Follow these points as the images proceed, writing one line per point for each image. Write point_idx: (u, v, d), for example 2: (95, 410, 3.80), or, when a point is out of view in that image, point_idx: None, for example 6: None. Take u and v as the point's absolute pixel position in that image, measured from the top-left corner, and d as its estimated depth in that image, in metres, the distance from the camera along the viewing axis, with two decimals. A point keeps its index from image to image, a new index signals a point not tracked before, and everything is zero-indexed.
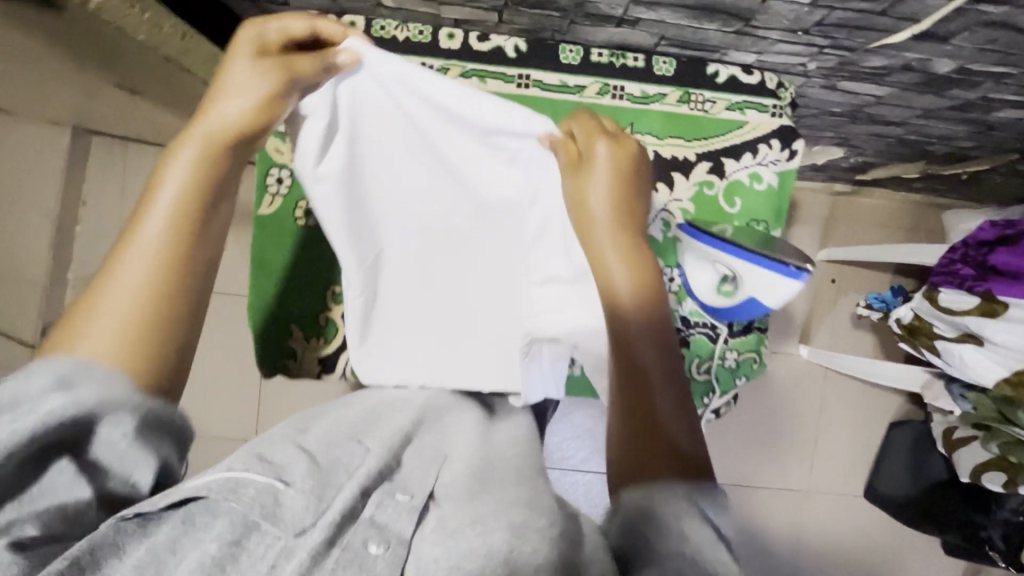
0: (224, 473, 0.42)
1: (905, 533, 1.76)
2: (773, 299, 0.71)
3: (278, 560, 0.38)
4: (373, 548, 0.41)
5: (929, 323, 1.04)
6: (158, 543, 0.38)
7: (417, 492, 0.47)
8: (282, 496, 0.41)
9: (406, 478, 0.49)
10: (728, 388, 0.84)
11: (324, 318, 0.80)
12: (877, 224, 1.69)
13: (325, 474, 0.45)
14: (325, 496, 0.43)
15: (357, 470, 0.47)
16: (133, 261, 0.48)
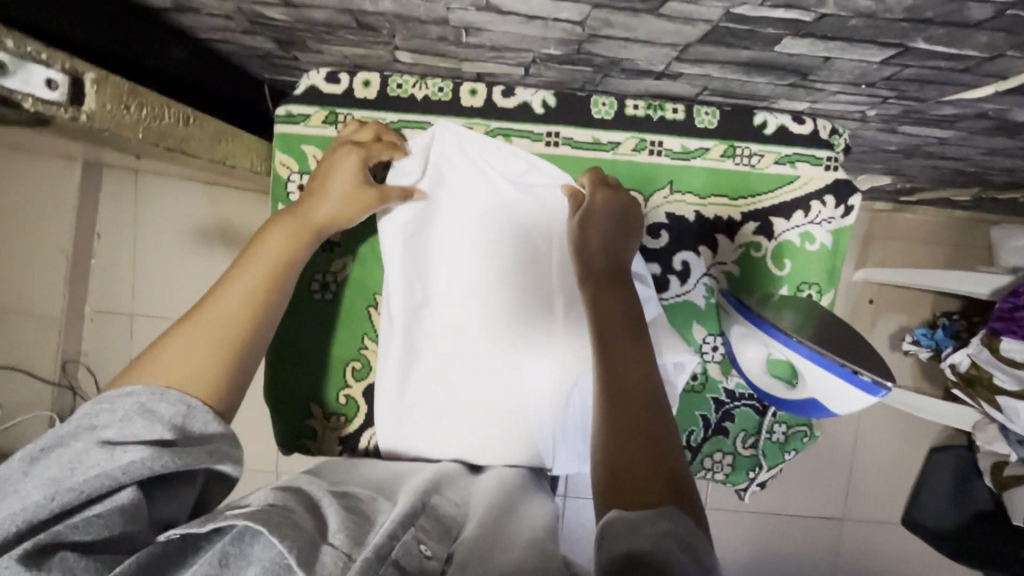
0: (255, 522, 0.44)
1: (945, 561, 1.69)
2: (840, 407, 0.64)
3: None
4: None
5: (988, 373, 0.97)
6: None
7: (443, 550, 0.48)
8: (314, 548, 0.43)
9: (434, 531, 0.50)
10: (777, 462, 0.78)
11: (344, 396, 0.76)
12: (919, 242, 1.59)
13: (353, 528, 0.46)
14: (351, 550, 0.44)
15: (383, 522, 0.48)
16: (229, 299, 0.56)
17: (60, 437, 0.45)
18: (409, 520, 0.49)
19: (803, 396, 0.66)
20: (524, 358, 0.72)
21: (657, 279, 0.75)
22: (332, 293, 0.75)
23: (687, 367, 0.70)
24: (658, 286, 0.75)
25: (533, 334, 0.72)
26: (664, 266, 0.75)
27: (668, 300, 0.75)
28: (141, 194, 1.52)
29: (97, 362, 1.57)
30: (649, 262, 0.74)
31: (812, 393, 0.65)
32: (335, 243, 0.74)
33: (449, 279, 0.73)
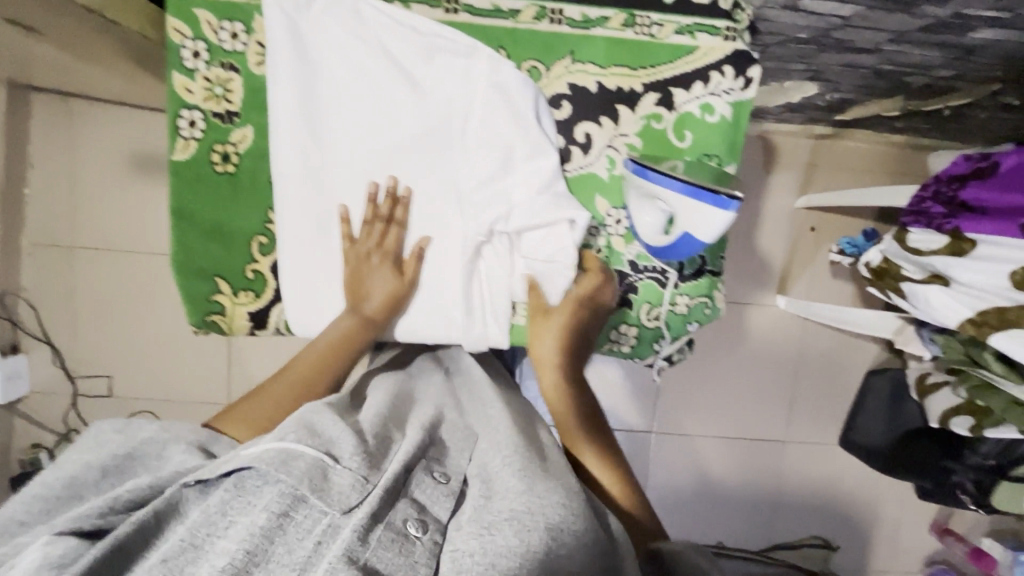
0: (280, 454, 0.51)
1: (879, 479, 1.77)
2: (708, 234, 0.66)
3: (326, 533, 0.48)
4: (412, 529, 0.51)
5: (897, 266, 1.00)
6: (211, 505, 0.49)
7: (452, 476, 0.60)
8: (332, 472, 0.52)
9: (438, 463, 0.61)
10: (679, 334, 0.82)
11: (252, 272, 0.77)
12: (858, 169, 1.63)
13: (375, 459, 0.56)
14: (373, 475, 0.54)
15: (397, 453, 0.58)
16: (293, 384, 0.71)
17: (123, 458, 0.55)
18: (416, 458, 0.59)
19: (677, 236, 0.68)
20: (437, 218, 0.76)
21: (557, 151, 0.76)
22: (234, 166, 0.74)
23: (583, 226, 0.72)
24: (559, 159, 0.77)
25: (443, 197, 0.76)
26: (568, 138, 0.76)
27: (573, 172, 0.77)
28: (74, 122, 1.48)
29: (38, 295, 1.54)
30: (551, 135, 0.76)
31: (683, 227, 0.67)
32: (235, 115, 0.73)
33: (356, 152, 0.75)
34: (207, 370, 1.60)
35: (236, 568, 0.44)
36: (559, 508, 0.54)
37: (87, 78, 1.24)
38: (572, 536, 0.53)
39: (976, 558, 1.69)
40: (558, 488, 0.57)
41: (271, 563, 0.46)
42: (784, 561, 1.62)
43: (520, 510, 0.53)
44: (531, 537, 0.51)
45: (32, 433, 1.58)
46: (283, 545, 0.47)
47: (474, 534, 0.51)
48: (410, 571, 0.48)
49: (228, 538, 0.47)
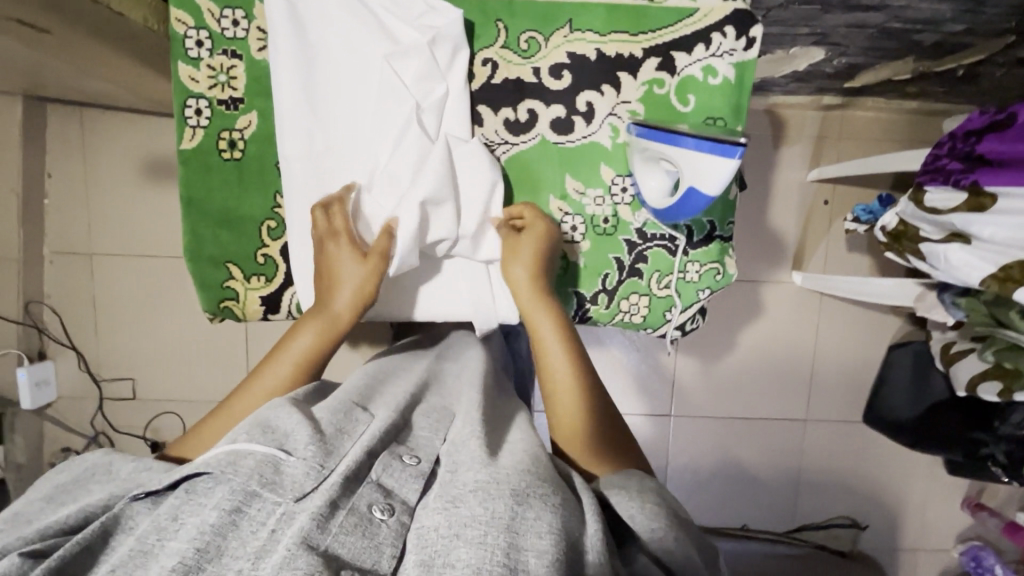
0: (226, 451, 0.48)
1: (906, 455, 1.73)
2: (713, 186, 0.62)
3: (281, 522, 0.45)
4: (377, 512, 0.49)
5: (914, 227, 0.98)
6: (161, 514, 0.46)
7: (423, 457, 0.57)
8: (284, 465, 0.49)
9: (412, 446, 0.59)
10: (691, 303, 0.81)
11: (262, 256, 0.78)
12: (871, 139, 1.59)
13: (330, 447, 0.53)
14: (330, 462, 0.51)
15: (361, 438, 0.56)
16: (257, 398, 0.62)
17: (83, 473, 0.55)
18: (381, 444, 0.57)
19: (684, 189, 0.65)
20: None
21: (559, 121, 0.76)
22: (241, 152, 0.75)
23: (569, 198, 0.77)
24: (562, 129, 0.77)
25: None
26: (570, 106, 0.76)
27: (579, 141, 0.77)
28: (90, 131, 1.51)
29: (61, 302, 1.58)
30: (552, 105, 0.76)
31: (688, 182, 0.64)
32: (239, 101, 0.74)
33: (357, 129, 0.75)
34: (226, 369, 1.62)
35: (186, 568, 0.41)
36: (515, 479, 0.50)
37: (99, 85, 1.27)
38: (542, 500, 0.49)
39: (1010, 533, 1.63)
40: (512, 464, 0.53)
41: (224, 558, 0.43)
42: (810, 542, 1.59)
43: (481, 486, 0.49)
44: (496, 504, 0.47)
45: (60, 438, 1.62)
46: (237, 540, 0.44)
47: (441, 508, 0.48)
48: (373, 554, 0.46)
49: (177, 539, 0.44)
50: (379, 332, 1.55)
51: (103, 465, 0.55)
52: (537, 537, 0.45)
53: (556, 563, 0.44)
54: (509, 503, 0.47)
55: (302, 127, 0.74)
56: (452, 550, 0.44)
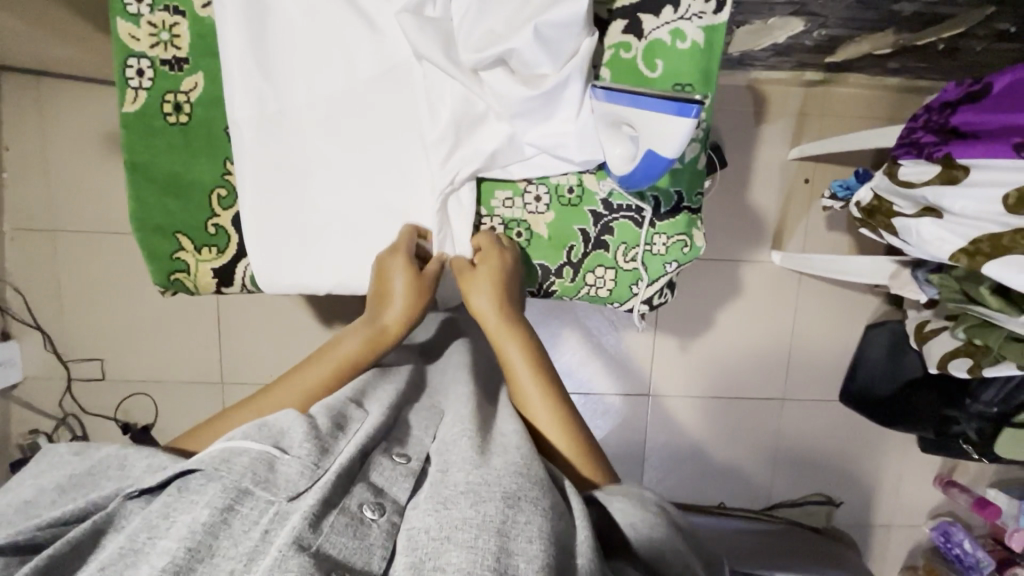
0: (223, 448, 0.50)
1: (880, 433, 1.75)
2: (669, 149, 0.59)
3: (273, 521, 0.46)
4: (368, 511, 0.48)
5: (888, 202, 0.97)
6: (151, 513, 0.46)
7: (414, 455, 0.57)
8: (278, 463, 0.50)
9: (402, 444, 0.59)
10: (658, 276, 0.79)
11: (213, 226, 0.75)
12: (852, 117, 1.58)
13: (327, 445, 0.54)
14: (323, 463, 0.51)
15: (355, 436, 0.56)
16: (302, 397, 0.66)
17: (98, 467, 0.53)
18: (374, 441, 0.57)
19: (642, 153, 0.62)
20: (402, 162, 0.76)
21: None
22: (187, 116, 0.72)
23: (538, 162, 0.75)
24: None
25: (407, 137, 0.75)
26: None
27: None
28: (48, 102, 1.46)
29: (25, 280, 1.53)
30: None
31: (646, 145, 0.61)
32: (183, 61, 0.71)
33: (316, 95, 0.73)
34: (199, 349, 1.59)
35: (177, 567, 0.41)
36: (508, 480, 0.51)
37: (53, 51, 1.22)
38: (533, 504, 0.50)
39: (979, 508, 1.67)
40: (505, 463, 0.54)
41: (216, 558, 0.43)
42: (785, 519, 1.61)
43: (469, 488, 0.50)
44: (488, 507, 0.48)
45: (27, 419, 1.58)
46: (230, 539, 0.44)
47: (431, 510, 0.48)
48: (364, 554, 0.45)
49: (168, 538, 0.44)
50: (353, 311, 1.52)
51: (118, 460, 0.53)
52: (528, 541, 0.46)
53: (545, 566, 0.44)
54: (501, 506, 0.48)
55: (255, 92, 0.71)
56: (443, 552, 0.44)
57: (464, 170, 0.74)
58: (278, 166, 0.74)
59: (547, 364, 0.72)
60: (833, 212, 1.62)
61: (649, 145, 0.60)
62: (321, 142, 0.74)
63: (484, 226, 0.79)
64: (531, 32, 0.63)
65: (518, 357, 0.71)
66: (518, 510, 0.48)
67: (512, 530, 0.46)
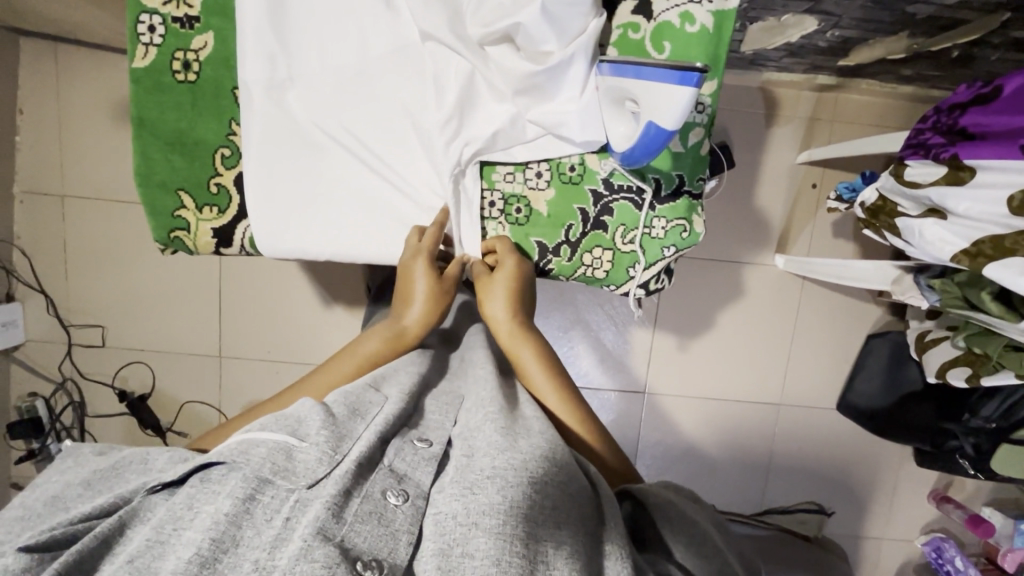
0: (240, 439, 0.49)
1: (876, 445, 1.74)
2: (670, 120, 0.59)
3: (295, 509, 0.45)
4: (391, 497, 0.49)
5: (893, 202, 0.96)
6: (176, 503, 0.46)
7: (435, 439, 0.56)
8: (295, 451, 0.49)
9: (422, 429, 0.58)
10: (656, 260, 0.79)
11: (215, 185, 0.76)
12: (863, 123, 1.57)
13: (343, 431, 0.53)
14: (341, 449, 0.51)
15: (375, 421, 0.55)
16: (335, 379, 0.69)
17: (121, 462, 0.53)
18: (393, 425, 0.56)
19: (643, 126, 0.62)
20: (410, 134, 0.76)
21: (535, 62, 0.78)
22: (195, 74, 0.72)
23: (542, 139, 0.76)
24: None
25: (415, 110, 0.75)
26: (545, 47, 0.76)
27: None
28: (63, 68, 1.47)
29: (32, 243, 1.55)
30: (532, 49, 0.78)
31: (647, 118, 0.61)
32: (195, 20, 0.71)
33: (328, 64, 0.74)
34: (198, 320, 1.60)
35: (203, 559, 0.41)
36: (532, 466, 0.51)
37: (71, 14, 1.23)
38: (559, 489, 0.51)
39: (972, 525, 1.65)
40: (525, 450, 0.53)
41: (241, 548, 0.43)
42: (776, 525, 1.61)
43: (496, 473, 0.49)
44: (513, 492, 0.48)
45: (26, 382, 1.59)
46: (252, 528, 0.44)
47: (457, 495, 0.48)
48: (389, 541, 0.46)
49: (193, 529, 0.43)
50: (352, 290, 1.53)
51: (139, 456, 0.53)
52: (556, 527, 0.49)
53: (572, 555, 0.47)
54: (527, 493, 0.48)
55: (268, 55, 0.72)
56: (470, 539, 0.45)
57: (469, 148, 0.74)
58: (286, 132, 0.74)
59: (559, 364, 0.73)
60: (839, 218, 1.61)
61: (650, 118, 0.60)
62: (331, 110, 0.75)
63: (484, 200, 0.79)
64: (537, 8, 0.62)
65: (529, 353, 0.71)
66: (545, 496, 0.50)
67: (538, 519, 0.48)
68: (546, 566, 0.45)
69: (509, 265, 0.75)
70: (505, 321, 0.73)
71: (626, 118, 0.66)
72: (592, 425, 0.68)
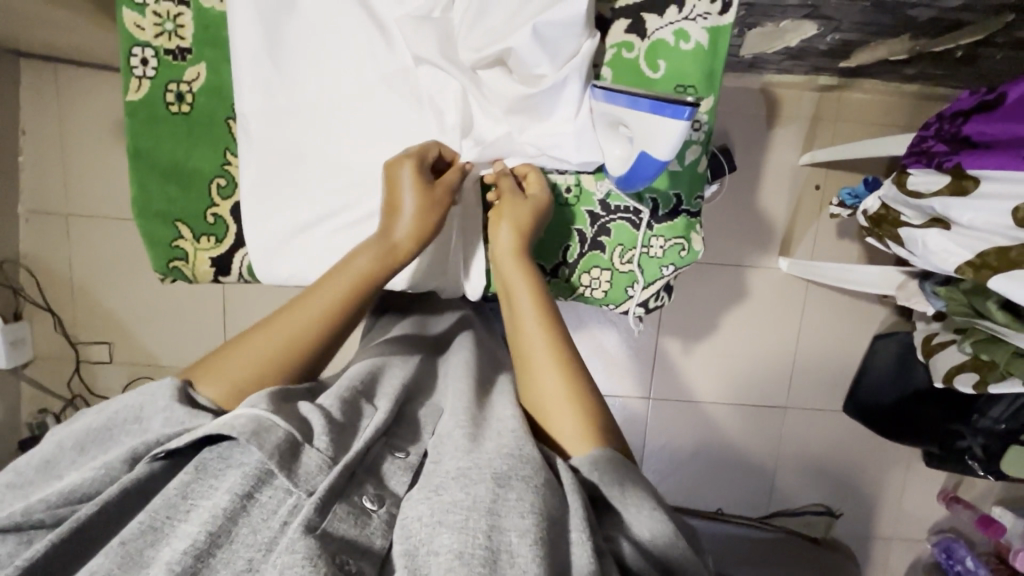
0: (248, 416, 0.50)
1: (884, 446, 1.73)
2: (663, 151, 0.59)
3: (291, 511, 0.46)
4: (367, 501, 0.50)
5: (896, 211, 0.95)
6: (171, 490, 0.47)
7: (412, 449, 0.57)
8: (304, 451, 0.50)
9: (396, 438, 0.59)
10: (655, 279, 0.79)
11: (213, 215, 0.76)
12: (866, 123, 1.55)
13: (342, 437, 0.54)
14: (342, 453, 0.52)
15: (366, 429, 0.56)
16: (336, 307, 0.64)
17: (113, 423, 0.53)
18: (381, 429, 0.57)
19: (636, 155, 0.62)
20: None
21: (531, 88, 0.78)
22: (189, 106, 0.73)
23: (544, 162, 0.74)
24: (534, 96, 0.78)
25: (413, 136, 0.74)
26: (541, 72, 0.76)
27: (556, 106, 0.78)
28: (63, 89, 1.48)
29: (38, 262, 1.56)
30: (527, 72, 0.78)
31: (639, 147, 0.61)
32: (187, 51, 0.71)
33: (324, 92, 0.73)
34: (203, 335, 1.62)
35: (198, 552, 0.43)
36: (496, 463, 0.50)
37: (69, 37, 1.24)
38: (524, 482, 0.49)
39: (984, 525, 1.64)
40: (508, 449, 0.52)
41: (235, 544, 0.44)
42: (783, 527, 1.60)
43: (462, 473, 0.50)
44: (477, 489, 0.47)
45: (36, 399, 1.61)
46: (248, 526, 0.45)
47: (422, 499, 0.48)
48: (366, 535, 0.47)
49: (189, 521, 0.45)
50: None
51: (134, 412, 0.53)
52: (520, 516, 0.46)
53: (538, 540, 0.45)
54: (514, 494, 0.48)
55: (264, 85, 0.72)
56: (434, 537, 0.45)
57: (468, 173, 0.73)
58: (282, 161, 0.74)
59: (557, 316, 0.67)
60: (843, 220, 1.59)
61: (643, 149, 0.60)
62: (329, 138, 0.74)
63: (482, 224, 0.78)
64: (530, 31, 0.63)
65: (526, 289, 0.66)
66: (516, 488, 0.48)
67: (501, 510, 0.46)
68: (512, 553, 0.43)
69: (530, 198, 0.71)
70: (508, 253, 0.68)
71: (620, 142, 0.66)
72: (582, 387, 0.61)
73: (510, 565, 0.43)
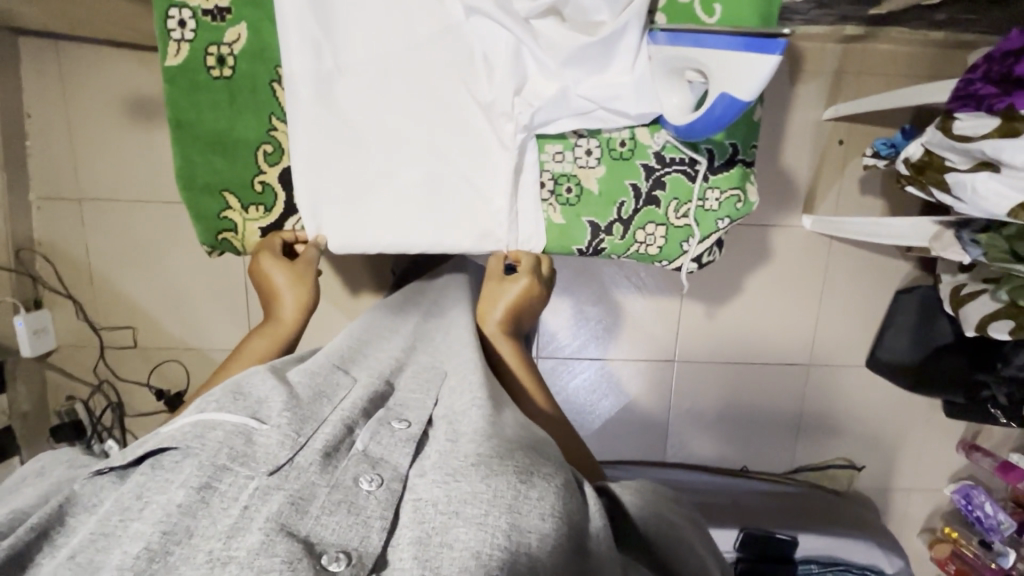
0: (192, 421, 0.47)
1: (906, 399, 1.75)
2: (748, 91, 0.60)
3: (255, 498, 0.42)
4: (364, 481, 0.46)
5: (940, 157, 0.95)
6: (124, 493, 0.42)
7: (414, 420, 0.55)
8: (256, 435, 0.46)
9: (399, 410, 0.56)
10: (711, 232, 0.80)
11: (260, 184, 0.78)
12: (891, 75, 1.52)
13: (301, 412, 0.50)
14: (303, 432, 0.48)
15: (342, 403, 0.54)
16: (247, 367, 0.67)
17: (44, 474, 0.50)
18: (366, 413, 0.54)
19: (714, 99, 0.62)
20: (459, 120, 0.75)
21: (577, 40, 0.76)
22: (231, 70, 0.72)
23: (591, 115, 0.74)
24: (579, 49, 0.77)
25: (461, 93, 0.73)
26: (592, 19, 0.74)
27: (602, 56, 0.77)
28: (66, 65, 1.43)
29: (54, 249, 1.53)
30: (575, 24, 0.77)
31: (719, 90, 0.61)
32: (226, 11, 0.70)
33: (374, 48, 0.72)
34: (227, 316, 1.61)
35: (151, 554, 0.37)
36: (520, 455, 0.49)
37: (72, 12, 1.19)
38: (545, 478, 0.48)
39: (1003, 472, 1.68)
40: (512, 436, 0.52)
41: (194, 538, 0.39)
42: (806, 482, 1.65)
43: (481, 459, 0.47)
44: (500, 482, 0.45)
45: (64, 386, 1.61)
46: (208, 518, 0.40)
47: (438, 482, 0.46)
48: (360, 529, 0.42)
49: (142, 520, 0.39)
50: (382, 278, 1.53)
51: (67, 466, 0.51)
52: (540, 518, 0.44)
53: (556, 548, 0.43)
54: (517, 480, 0.46)
55: (314, 41, 0.70)
56: (449, 528, 0.42)
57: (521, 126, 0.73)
58: (334, 124, 0.74)
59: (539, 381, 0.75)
60: (866, 176, 1.58)
61: (724, 89, 0.61)
62: (380, 99, 0.74)
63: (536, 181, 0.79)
64: None
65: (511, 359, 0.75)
66: (533, 481, 0.47)
67: (525, 505, 0.44)
68: (531, 557, 0.41)
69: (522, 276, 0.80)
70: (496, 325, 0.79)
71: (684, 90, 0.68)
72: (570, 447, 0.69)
73: (529, 568, 0.41)
